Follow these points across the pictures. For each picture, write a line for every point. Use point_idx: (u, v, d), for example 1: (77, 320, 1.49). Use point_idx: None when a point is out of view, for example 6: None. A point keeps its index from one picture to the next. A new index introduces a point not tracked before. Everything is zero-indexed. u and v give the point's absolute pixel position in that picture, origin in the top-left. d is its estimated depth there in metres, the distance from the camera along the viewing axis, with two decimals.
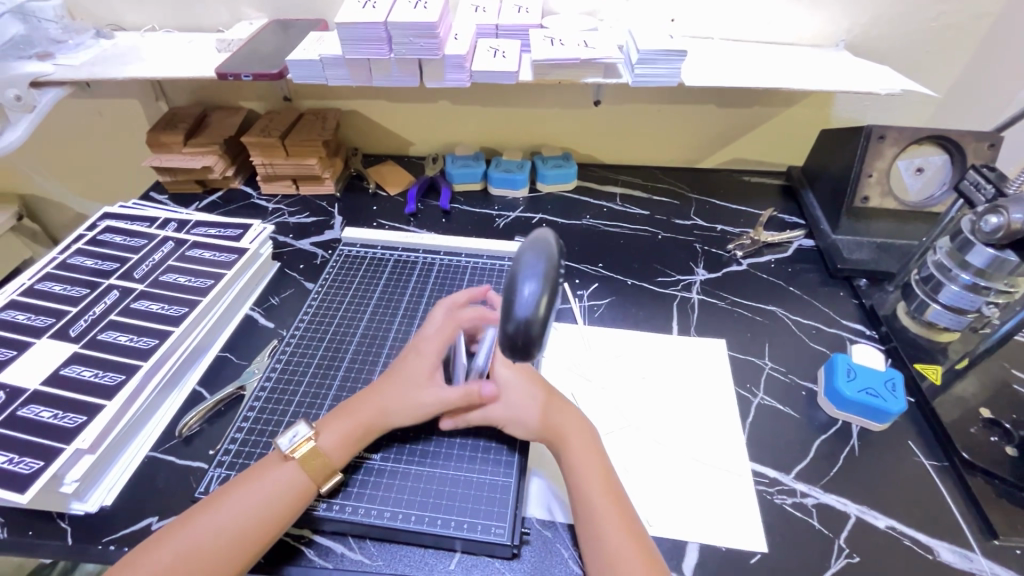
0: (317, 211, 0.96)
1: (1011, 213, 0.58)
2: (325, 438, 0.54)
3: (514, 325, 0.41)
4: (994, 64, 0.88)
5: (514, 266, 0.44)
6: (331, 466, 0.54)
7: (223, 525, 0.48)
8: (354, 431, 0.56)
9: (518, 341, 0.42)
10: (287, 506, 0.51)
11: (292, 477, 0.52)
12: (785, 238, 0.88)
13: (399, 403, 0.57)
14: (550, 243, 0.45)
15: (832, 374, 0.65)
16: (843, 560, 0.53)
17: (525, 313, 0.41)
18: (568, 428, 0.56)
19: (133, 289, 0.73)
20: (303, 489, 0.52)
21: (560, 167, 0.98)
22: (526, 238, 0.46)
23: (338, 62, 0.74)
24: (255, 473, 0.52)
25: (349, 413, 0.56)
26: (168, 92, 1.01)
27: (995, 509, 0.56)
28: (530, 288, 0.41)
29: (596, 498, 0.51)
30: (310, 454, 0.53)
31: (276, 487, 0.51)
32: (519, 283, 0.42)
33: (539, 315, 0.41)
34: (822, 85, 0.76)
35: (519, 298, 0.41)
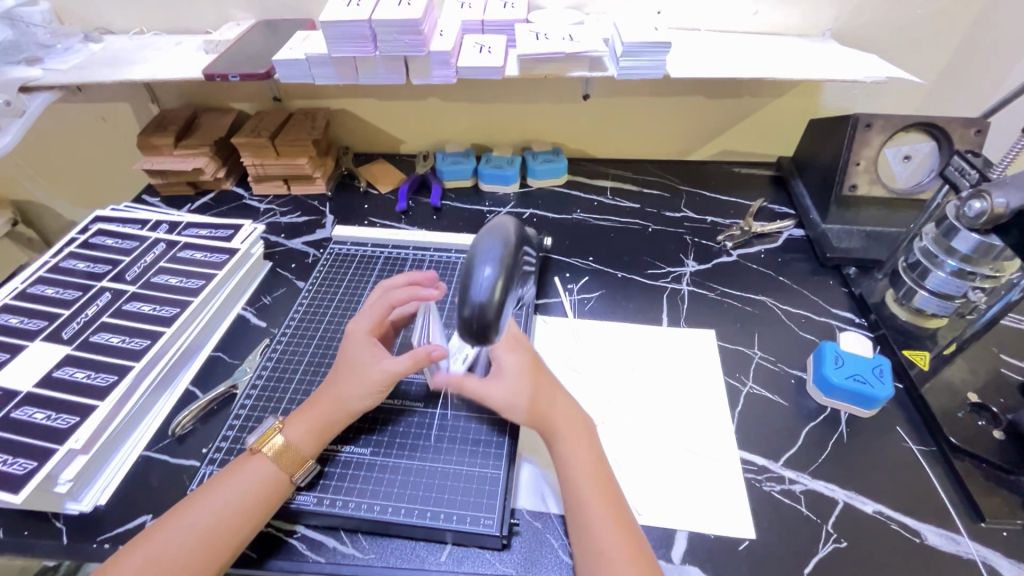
0: (308, 210, 0.96)
1: (994, 198, 0.57)
2: (292, 430, 0.56)
3: (471, 309, 0.44)
4: (981, 51, 0.88)
5: (472, 251, 0.46)
6: (300, 456, 0.54)
7: (205, 520, 0.49)
8: (318, 421, 0.56)
9: (475, 324, 0.44)
10: (262, 499, 0.51)
11: (263, 469, 0.53)
12: (775, 228, 0.88)
13: (349, 387, 0.57)
14: (508, 230, 0.47)
15: (820, 362, 0.65)
16: (830, 545, 0.53)
17: (481, 297, 0.43)
18: (559, 420, 0.56)
19: (125, 291, 0.73)
20: (274, 479, 0.53)
21: (550, 161, 0.98)
22: (486, 226, 0.48)
23: (324, 60, 0.75)
24: (231, 469, 0.53)
25: (311, 406, 0.57)
26: (158, 95, 1.01)
27: (982, 492, 0.56)
28: (487, 273, 0.44)
29: (586, 489, 0.52)
30: (277, 447, 0.54)
31: (251, 479, 0.52)
32: (477, 267, 0.44)
33: (495, 299, 0.43)
34: (807, 74, 0.76)
35: (477, 281, 0.43)
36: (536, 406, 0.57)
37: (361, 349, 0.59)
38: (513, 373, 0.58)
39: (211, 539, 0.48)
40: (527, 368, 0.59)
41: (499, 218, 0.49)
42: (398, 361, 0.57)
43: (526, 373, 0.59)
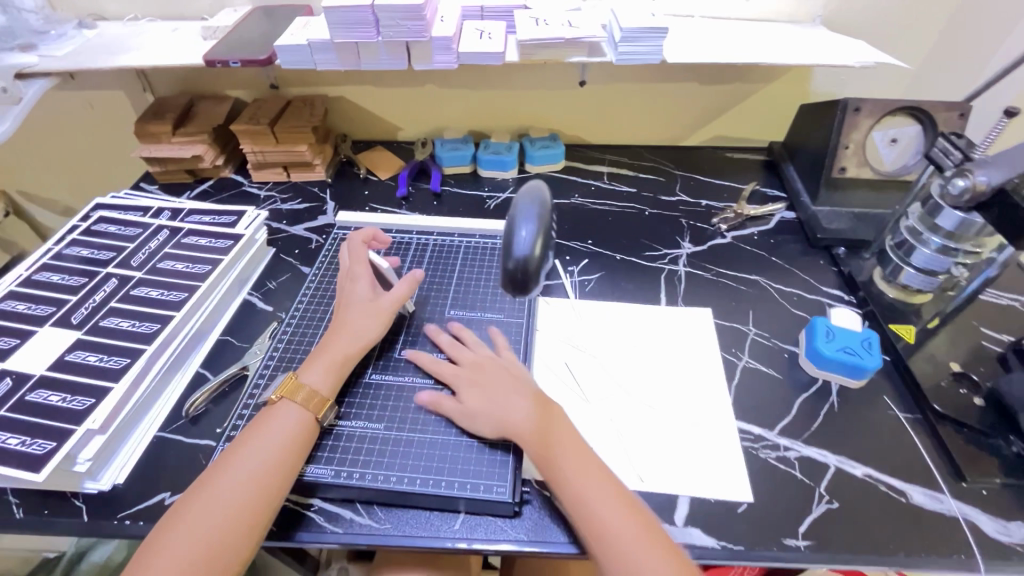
0: (309, 197, 0.97)
1: (977, 175, 0.60)
2: (312, 376, 0.59)
3: (514, 262, 0.52)
4: (966, 37, 0.91)
5: (512, 214, 0.55)
6: (325, 398, 0.58)
7: (244, 470, 0.52)
8: (334, 362, 0.61)
9: (517, 275, 0.52)
10: (300, 441, 0.55)
11: (294, 414, 0.56)
12: (767, 211, 0.91)
13: (359, 318, 0.64)
14: (543, 195, 0.55)
15: (812, 336, 0.68)
16: (823, 506, 0.57)
17: (523, 251, 0.52)
18: (550, 419, 0.57)
19: (131, 276, 0.74)
20: (309, 421, 0.57)
21: (547, 147, 1.00)
22: (522, 190, 0.56)
23: (326, 46, 0.75)
24: (262, 420, 0.56)
25: (324, 352, 0.61)
26: (153, 82, 1.01)
27: (964, 454, 0.60)
28: (525, 234, 0.52)
29: (587, 478, 0.53)
30: (303, 393, 0.58)
31: (278, 432, 0.55)
32: (517, 229, 0.53)
33: (534, 255, 0.52)
34: (798, 59, 0.79)
35: (517, 241, 0.52)
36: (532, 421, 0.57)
37: (361, 288, 0.67)
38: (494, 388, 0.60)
39: (254, 485, 0.51)
40: (500, 385, 0.60)
41: (533, 182, 0.57)
42: (396, 289, 0.67)
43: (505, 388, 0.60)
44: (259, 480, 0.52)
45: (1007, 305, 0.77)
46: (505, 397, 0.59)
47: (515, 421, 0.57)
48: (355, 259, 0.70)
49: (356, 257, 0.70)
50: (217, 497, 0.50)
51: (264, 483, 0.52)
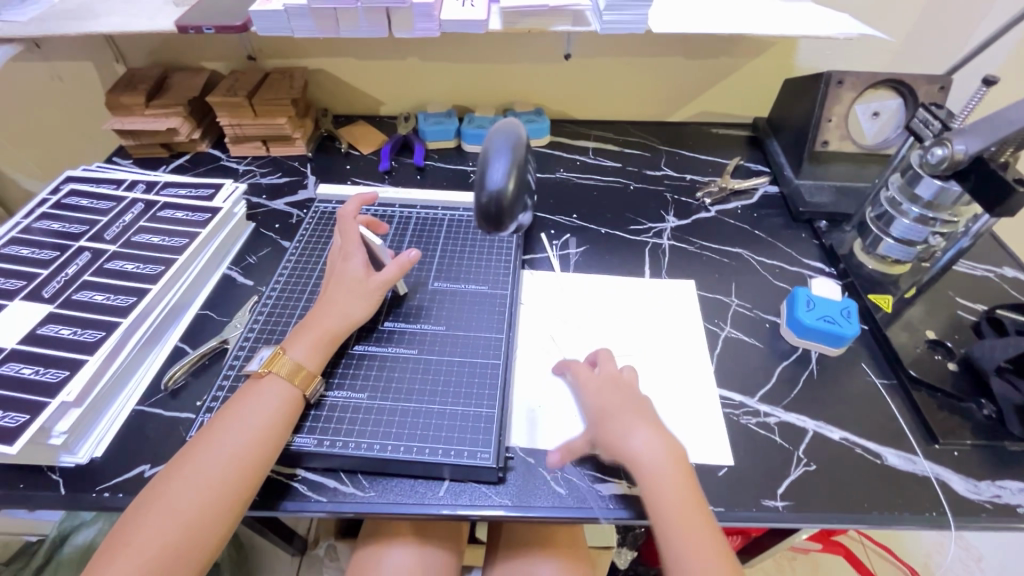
0: (289, 171, 0.95)
1: (955, 144, 0.61)
2: (297, 350, 0.58)
3: (487, 196, 0.50)
4: (948, 11, 0.91)
5: (485, 148, 0.52)
6: (310, 373, 0.57)
7: (226, 447, 0.51)
8: (320, 338, 0.60)
9: (492, 209, 0.50)
10: (283, 418, 0.54)
11: (278, 391, 0.55)
12: (751, 185, 0.92)
13: (348, 296, 0.62)
14: (517, 130, 0.53)
15: (793, 305, 0.69)
16: (801, 468, 0.58)
17: (496, 184, 0.49)
18: (656, 459, 0.52)
19: (105, 250, 0.72)
20: (292, 397, 0.56)
21: (532, 121, 0.99)
22: (496, 126, 0.54)
23: (303, 12, 0.73)
24: (245, 395, 0.55)
25: (310, 326, 0.60)
26: (125, 52, 0.97)
27: (936, 417, 0.61)
28: (500, 166, 0.50)
29: (686, 536, 0.48)
30: (289, 367, 0.57)
31: (263, 407, 0.54)
32: (490, 163, 0.50)
33: (508, 188, 0.50)
34: (783, 30, 0.78)
35: (491, 173, 0.50)
36: (663, 456, 0.52)
37: (354, 265, 0.64)
38: (623, 418, 0.55)
39: (234, 463, 0.50)
40: (637, 413, 0.55)
41: (507, 120, 0.54)
42: (387, 269, 0.64)
43: (630, 413, 0.55)
44: (240, 458, 0.51)
45: (981, 276, 0.79)
46: (625, 427, 0.54)
47: (639, 456, 0.52)
48: (346, 234, 0.67)
49: (348, 230, 0.67)
50: (198, 473, 0.49)
51: (246, 462, 0.51)
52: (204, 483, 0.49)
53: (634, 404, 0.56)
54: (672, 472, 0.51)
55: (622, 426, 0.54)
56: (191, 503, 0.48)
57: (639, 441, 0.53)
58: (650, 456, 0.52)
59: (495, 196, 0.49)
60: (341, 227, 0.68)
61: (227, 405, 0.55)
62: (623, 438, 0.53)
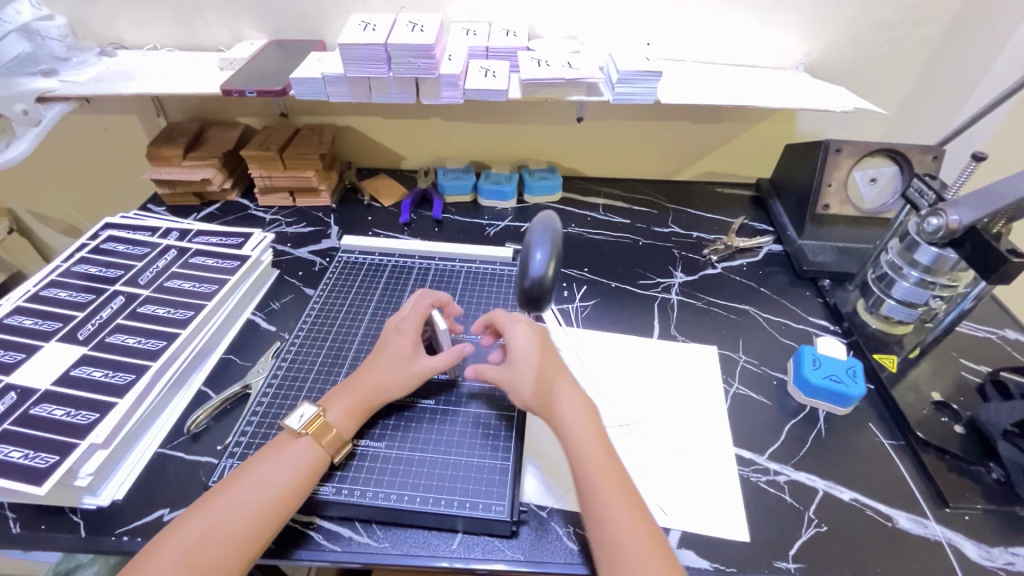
0: (313, 221, 0.99)
1: (949, 215, 0.64)
2: (334, 413, 0.60)
3: (530, 280, 0.54)
4: (939, 86, 0.97)
5: (526, 238, 0.57)
6: (341, 438, 0.59)
7: (246, 503, 0.52)
8: (357, 406, 0.61)
9: (532, 293, 0.55)
10: (308, 476, 0.55)
11: (306, 451, 0.56)
12: (755, 243, 0.95)
13: (393, 377, 0.63)
14: (554, 220, 0.58)
15: (800, 364, 0.71)
16: (812, 529, 0.58)
17: (537, 272, 0.54)
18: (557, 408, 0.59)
19: (138, 294, 0.75)
20: (321, 460, 0.57)
21: (546, 179, 1.04)
22: (535, 217, 0.59)
23: (339, 80, 0.79)
24: (273, 452, 0.56)
25: (351, 391, 0.62)
26: (167, 109, 1.04)
27: (946, 480, 0.62)
28: (539, 256, 0.54)
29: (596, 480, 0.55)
30: (321, 427, 0.58)
31: (291, 462, 0.55)
32: (532, 251, 0.55)
33: (548, 275, 0.55)
34: (781, 102, 0.84)
35: (532, 263, 0.55)
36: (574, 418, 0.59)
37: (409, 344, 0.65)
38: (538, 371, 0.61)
39: (257, 514, 0.51)
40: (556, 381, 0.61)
41: (545, 211, 0.59)
42: (438, 358, 0.64)
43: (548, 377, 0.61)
44: (262, 509, 0.52)
45: (985, 339, 0.80)
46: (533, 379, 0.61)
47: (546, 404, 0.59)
48: (416, 312, 0.68)
49: (421, 309, 0.69)
50: (220, 517, 0.51)
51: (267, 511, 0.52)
52: (221, 538, 0.50)
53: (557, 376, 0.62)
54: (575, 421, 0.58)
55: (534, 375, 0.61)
56: (204, 558, 0.48)
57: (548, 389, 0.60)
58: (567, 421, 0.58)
59: (536, 283, 0.54)
60: (415, 305, 0.70)
61: (258, 455, 0.56)
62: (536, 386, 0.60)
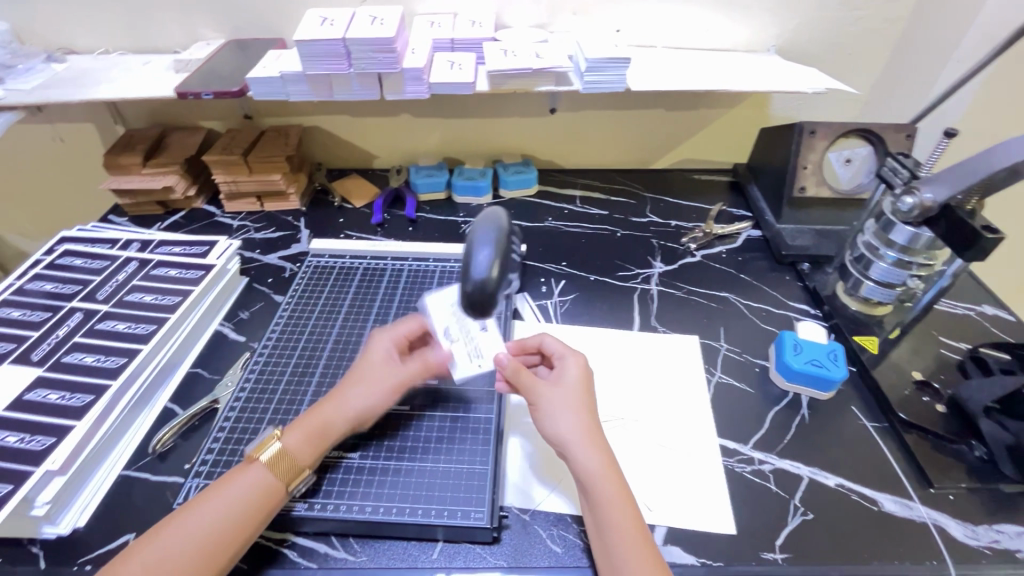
0: (283, 226, 0.96)
1: (923, 193, 0.64)
2: (290, 438, 0.56)
3: (474, 283, 0.50)
4: (910, 63, 0.97)
5: (469, 238, 0.53)
6: (297, 464, 0.55)
7: (197, 526, 0.49)
8: (313, 427, 0.57)
9: (476, 297, 0.50)
10: (258, 502, 0.52)
11: (259, 474, 0.53)
12: (734, 230, 0.94)
13: (356, 389, 0.60)
14: (500, 219, 0.54)
15: (781, 350, 0.70)
16: (799, 517, 0.57)
17: (481, 272, 0.50)
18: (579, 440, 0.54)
19: (97, 310, 0.72)
20: (269, 487, 0.53)
21: (520, 172, 1.02)
22: (480, 216, 0.55)
23: (298, 77, 0.76)
24: (229, 475, 0.53)
25: (310, 414, 0.58)
26: (125, 114, 1.00)
27: (930, 461, 0.62)
28: (484, 255, 0.50)
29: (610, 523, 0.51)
30: (274, 453, 0.54)
31: (246, 485, 0.52)
32: (475, 251, 0.51)
33: (494, 275, 0.50)
34: (753, 85, 0.83)
35: (476, 263, 0.50)
36: (591, 441, 0.54)
37: (377, 355, 0.62)
38: (566, 401, 0.57)
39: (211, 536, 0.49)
40: (582, 406, 0.57)
41: (489, 208, 0.56)
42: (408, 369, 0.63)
43: (574, 401, 0.57)
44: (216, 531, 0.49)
45: (964, 315, 0.80)
46: (554, 410, 0.56)
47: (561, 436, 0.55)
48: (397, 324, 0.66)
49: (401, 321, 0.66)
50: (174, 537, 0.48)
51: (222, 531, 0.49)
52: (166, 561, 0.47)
53: (591, 403, 0.58)
54: (593, 454, 0.54)
55: (558, 404, 0.57)
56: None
57: (571, 420, 0.55)
58: (582, 453, 0.54)
59: (479, 285, 0.50)
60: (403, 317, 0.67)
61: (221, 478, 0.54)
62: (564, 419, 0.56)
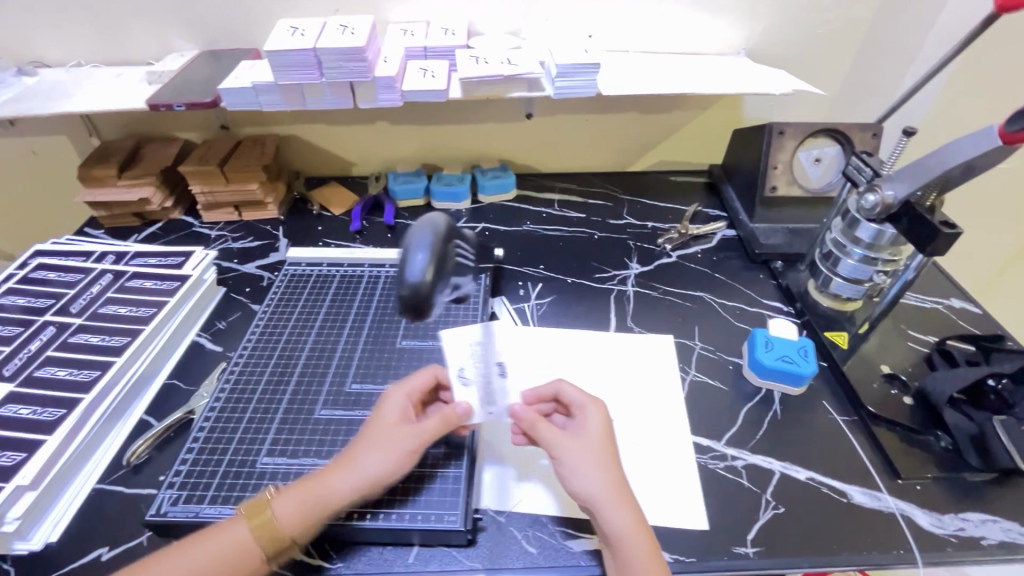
0: (261, 235, 0.96)
1: (885, 190, 0.66)
2: (282, 505, 0.51)
3: (407, 289, 0.44)
4: (876, 64, 0.99)
5: (404, 239, 0.47)
6: (281, 536, 0.50)
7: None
8: (308, 496, 0.52)
9: (411, 304, 0.44)
10: (230, 572, 0.48)
11: (241, 539, 0.49)
12: (709, 229, 0.95)
13: (367, 452, 0.54)
14: (440, 217, 0.49)
15: (752, 347, 0.71)
16: (770, 511, 0.58)
17: (415, 277, 0.44)
18: (608, 502, 0.51)
19: (70, 323, 0.72)
20: (245, 557, 0.49)
21: (498, 178, 1.03)
22: (419, 216, 0.49)
23: (271, 87, 0.76)
24: (214, 529, 0.50)
25: (309, 480, 0.53)
26: (100, 126, 1.00)
27: (897, 452, 0.63)
28: (420, 257, 0.45)
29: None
30: (262, 520, 0.50)
31: (224, 548, 0.49)
32: (410, 253, 0.45)
33: (430, 280, 0.45)
34: (722, 88, 0.84)
35: (411, 266, 0.44)
36: (621, 501, 0.52)
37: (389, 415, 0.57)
38: (591, 458, 0.54)
39: None
40: (606, 459, 0.54)
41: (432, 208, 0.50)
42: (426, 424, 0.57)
43: (599, 456, 0.54)
44: None
45: (931, 309, 0.82)
46: (581, 468, 0.53)
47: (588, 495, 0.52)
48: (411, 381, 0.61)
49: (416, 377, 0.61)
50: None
51: None
52: None
53: (615, 458, 0.55)
54: (623, 516, 0.51)
55: (584, 462, 0.53)
56: None
57: (599, 478, 0.52)
58: (613, 515, 0.51)
59: (414, 291, 0.44)
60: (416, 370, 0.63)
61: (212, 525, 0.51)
62: (591, 477, 0.53)
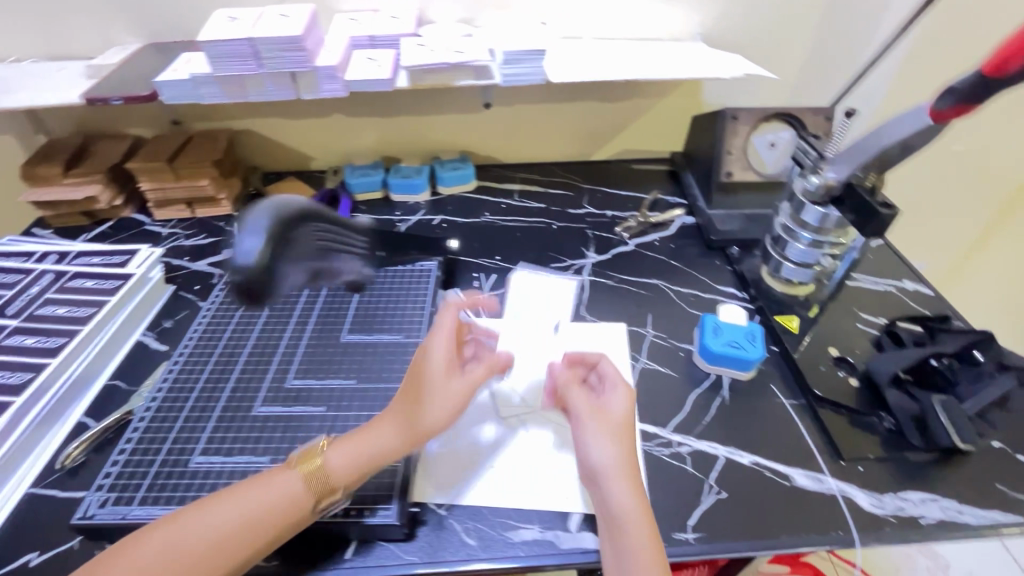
0: (214, 231, 0.95)
1: (827, 172, 0.66)
2: (333, 454, 0.53)
3: (236, 271, 0.48)
4: (833, 47, 0.99)
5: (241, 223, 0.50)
6: (331, 484, 0.51)
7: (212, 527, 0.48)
8: (359, 445, 0.53)
9: (242, 284, 0.48)
10: (279, 519, 0.49)
11: (291, 488, 0.51)
12: (668, 217, 0.95)
13: (422, 396, 0.55)
14: (281, 203, 0.52)
15: (702, 333, 0.71)
16: (712, 496, 0.58)
17: (243, 259, 0.48)
18: (611, 471, 0.53)
19: (7, 326, 0.70)
20: (297, 503, 0.50)
21: (457, 169, 1.02)
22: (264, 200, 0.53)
23: (210, 79, 0.75)
24: (260, 477, 0.51)
25: (360, 432, 0.54)
26: (46, 124, 0.98)
27: (841, 434, 0.63)
28: (249, 242, 0.48)
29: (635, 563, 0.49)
30: (313, 468, 0.51)
31: (273, 496, 0.50)
32: (241, 238, 0.49)
33: (260, 263, 0.48)
34: (674, 73, 0.84)
35: (240, 250, 0.48)
36: (626, 472, 0.53)
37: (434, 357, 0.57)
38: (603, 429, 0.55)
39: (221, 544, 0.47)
40: (620, 433, 0.55)
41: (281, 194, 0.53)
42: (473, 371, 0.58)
43: (612, 430, 0.55)
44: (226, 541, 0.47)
45: (883, 290, 0.82)
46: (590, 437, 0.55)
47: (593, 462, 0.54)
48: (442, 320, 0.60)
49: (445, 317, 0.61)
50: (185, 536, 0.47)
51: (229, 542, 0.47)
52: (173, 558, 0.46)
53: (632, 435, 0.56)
54: (625, 487, 0.52)
55: (596, 433, 0.55)
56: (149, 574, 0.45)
57: (605, 448, 0.54)
58: (614, 486, 0.52)
59: (243, 272, 0.48)
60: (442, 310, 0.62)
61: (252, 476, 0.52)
62: (597, 447, 0.54)
